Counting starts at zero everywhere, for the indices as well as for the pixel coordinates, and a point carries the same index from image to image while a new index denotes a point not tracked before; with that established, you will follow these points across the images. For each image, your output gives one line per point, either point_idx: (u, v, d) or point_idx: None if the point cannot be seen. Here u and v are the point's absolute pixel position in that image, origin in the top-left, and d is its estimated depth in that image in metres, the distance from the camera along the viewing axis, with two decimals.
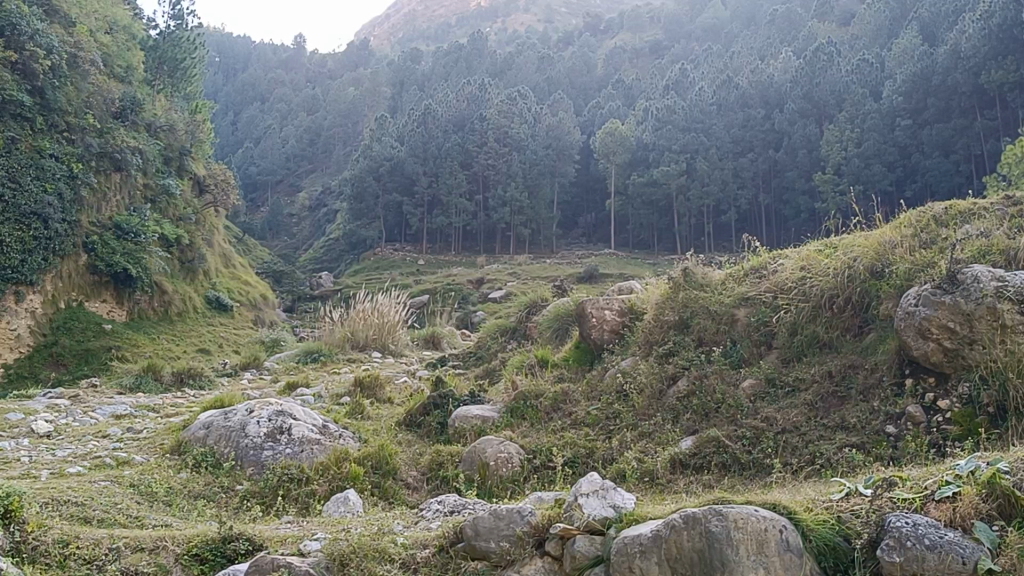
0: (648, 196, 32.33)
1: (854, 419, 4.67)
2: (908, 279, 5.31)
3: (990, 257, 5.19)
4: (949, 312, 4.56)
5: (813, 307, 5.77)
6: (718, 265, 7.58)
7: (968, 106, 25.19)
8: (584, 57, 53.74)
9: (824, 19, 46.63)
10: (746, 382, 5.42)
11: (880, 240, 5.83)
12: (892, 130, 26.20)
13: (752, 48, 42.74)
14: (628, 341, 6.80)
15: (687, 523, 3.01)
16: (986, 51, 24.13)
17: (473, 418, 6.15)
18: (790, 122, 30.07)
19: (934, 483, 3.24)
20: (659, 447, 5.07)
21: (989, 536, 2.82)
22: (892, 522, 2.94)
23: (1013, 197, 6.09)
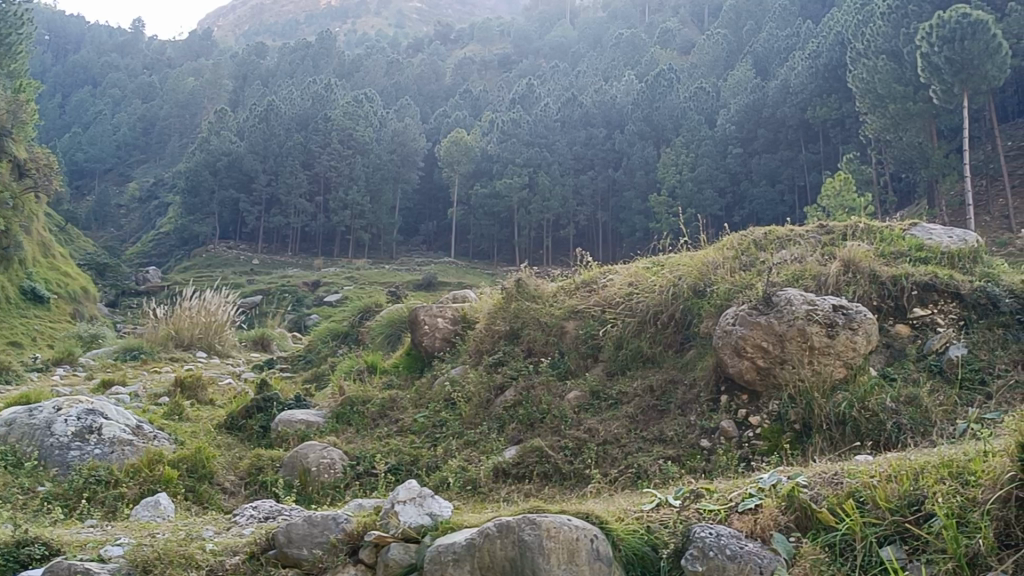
0: (489, 207, 32.46)
1: (671, 432, 4.81)
2: (726, 299, 5.53)
3: (802, 282, 5.46)
4: (763, 332, 4.76)
5: (638, 322, 5.92)
6: (550, 277, 7.70)
7: (794, 139, 26.48)
8: (433, 65, 53.74)
9: (666, 45, 48.28)
10: (571, 395, 5.52)
11: (704, 260, 6.04)
12: (724, 157, 27.25)
13: (597, 69, 43.80)
14: (458, 350, 6.82)
15: (500, 532, 3.02)
16: (812, 88, 25.48)
17: (297, 422, 6.04)
18: (630, 143, 30.98)
19: (737, 496, 3.37)
20: (483, 456, 5.08)
21: (785, 547, 2.97)
22: (698, 533, 3.02)
23: (826, 227, 6.42)
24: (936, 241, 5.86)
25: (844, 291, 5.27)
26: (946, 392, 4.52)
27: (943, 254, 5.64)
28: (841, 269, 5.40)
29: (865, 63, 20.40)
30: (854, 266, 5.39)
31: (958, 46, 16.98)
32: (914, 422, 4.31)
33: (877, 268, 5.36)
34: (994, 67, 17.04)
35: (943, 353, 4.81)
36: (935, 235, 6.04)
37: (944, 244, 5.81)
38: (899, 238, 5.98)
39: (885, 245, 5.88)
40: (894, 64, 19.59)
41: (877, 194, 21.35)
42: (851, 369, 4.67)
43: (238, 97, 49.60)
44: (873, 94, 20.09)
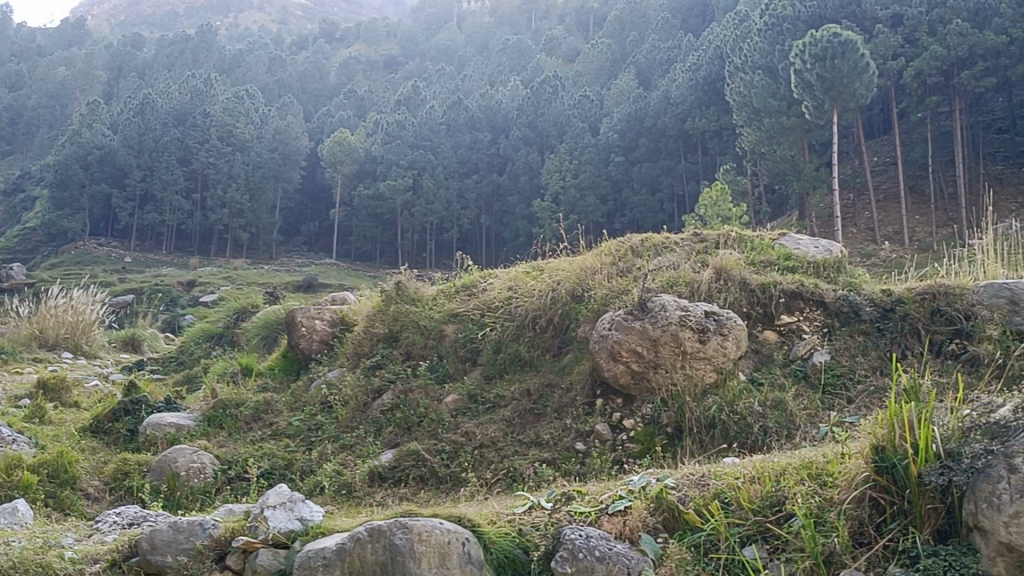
0: (372, 209, 32.20)
1: (546, 435, 4.86)
2: (603, 304, 5.61)
3: (676, 288, 5.59)
4: (637, 337, 4.85)
5: (517, 326, 5.96)
6: (431, 280, 7.68)
7: (674, 149, 27.05)
8: (317, 63, 52.96)
9: (552, 52, 48.75)
10: (448, 398, 5.52)
11: (582, 265, 6.12)
12: (606, 165, 27.70)
13: (483, 73, 43.91)
14: (336, 352, 6.76)
15: (371, 536, 2.99)
16: (692, 100, 26.14)
17: (166, 426, 5.86)
18: (514, 148, 31.20)
19: (607, 498, 3.43)
20: (359, 460, 5.02)
21: (652, 548, 3.02)
22: (567, 535, 3.05)
23: (700, 235, 6.58)
24: (803, 250, 6.07)
25: (715, 298, 5.41)
26: (810, 396, 4.69)
27: (809, 263, 5.85)
28: (713, 276, 5.54)
29: (743, 78, 21.05)
30: (726, 273, 5.54)
31: (829, 65, 17.66)
32: (779, 425, 4.46)
33: (747, 275, 5.51)
34: (863, 86, 17.74)
35: (807, 359, 4.99)
36: (802, 245, 6.26)
37: (811, 254, 6.02)
38: (768, 247, 6.18)
39: (755, 253, 6.07)
40: (769, 80, 20.33)
41: (751, 204, 22.01)
42: (721, 373, 4.79)
43: (112, 89, 47.90)
44: (749, 108, 20.74)
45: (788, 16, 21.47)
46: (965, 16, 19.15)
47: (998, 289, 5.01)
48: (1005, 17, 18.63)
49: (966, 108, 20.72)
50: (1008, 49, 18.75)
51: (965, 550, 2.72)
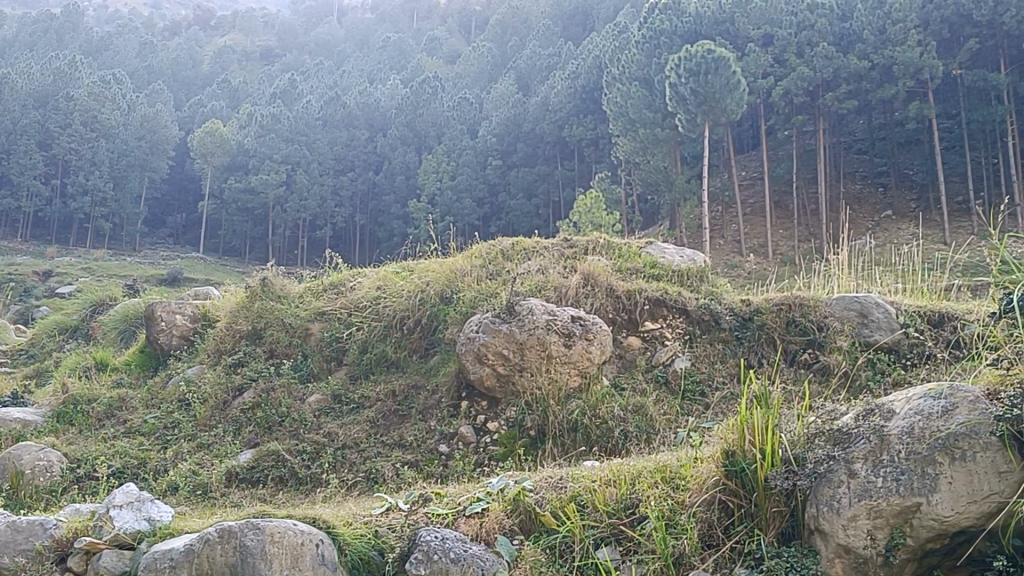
0: (243, 202, 31.46)
1: (410, 437, 4.83)
2: (471, 307, 5.62)
3: (544, 292, 5.64)
4: (504, 340, 4.87)
5: (384, 326, 5.92)
6: (298, 278, 7.56)
7: (551, 155, 27.30)
8: (190, 52, 51.48)
9: (432, 53, 48.64)
10: (312, 398, 5.43)
11: (451, 267, 6.11)
12: (484, 169, 27.84)
13: (362, 70, 43.48)
14: (196, 348, 6.58)
15: (221, 537, 2.91)
16: (570, 107, 26.62)
17: (11, 422, 5.59)
18: (392, 148, 31.05)
19: (465, 499, 3.44)
20: (217, 459, 4.89)
21: (507, 550, 3.04)
22: (422, 536, 3.04)
23: (569, 241, 6.66)
24: (669, 259, 6.22)
25: (582, 303, 5.49)
26: (669, 402, 4.80)
27: (674, 272, 6.00)
28: (581, 282, 5.62)
29: (620, 88, 21.45)
30: (593, 279, 5.62)
31: (702, 79, 18.13)
32: (638, 430, 4.55)
33: (613, 282, 5.61)
34: (733, 102, 18.34)
35: (668, 365, 5.11)
36: (668, 254, 6.40)
37: (675, 262, 6.16)
38: (635, 255, 6.30)
39: (622, 260, 6.18)
40: (644, 92, 20.77)
41: (624, 213, 22.44)
42: (585, 377, 4.85)
43: None
44: (625, 118, 21.15)
45: (664, 30, 21.96)
46: (830, 40, 20.04)
47: (850, 302, 5.17)
48: (868, 43, 19.54)
49: (829, 128, 21.60)
50: (869, 73, 19.64)
51: (806, 552, 2.82)
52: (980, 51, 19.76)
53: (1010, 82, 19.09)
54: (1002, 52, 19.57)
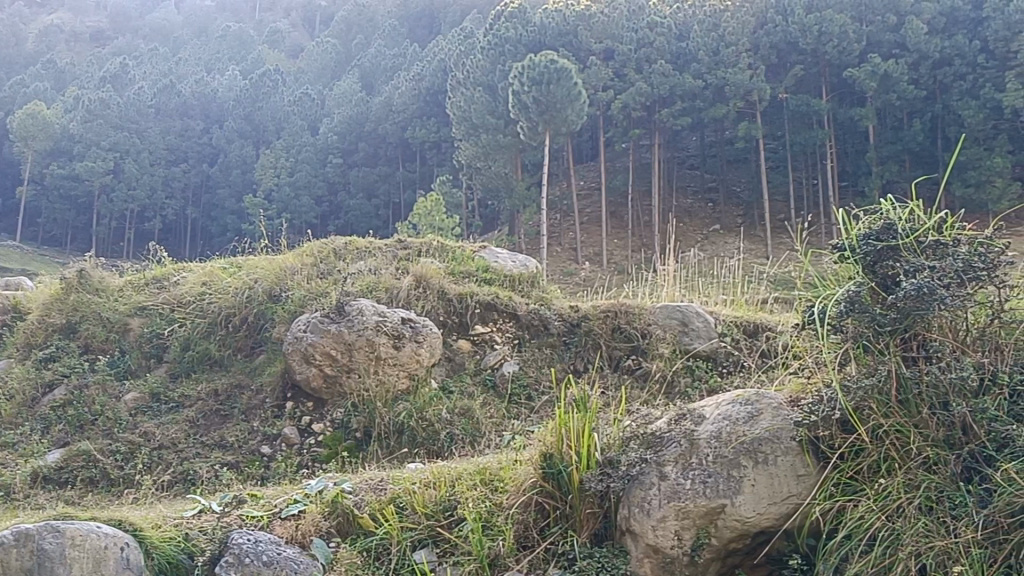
0: (66, 190, 29.84)
1: (231, 438, 4.70)
2: (300, 306, 5.52)
3: (375, 293, 5.59)
4: (332, 341, 4.81)
5: (208, 324, 5.75)
6: (119, 270, 7.25)
7: (393, 156, 27.19)
8: (11, 28, 48.47)
9: (274, 45, 47.61)
10: (128, 396, 5.21)
11: (282, 265, 5.99)
12: (323, 166, 27.43)
13: (199, 58, 42.09)
14: (5, 341, 6.26)
15: (16, 541, 2.76)
16: (414, 109, 26.59)
17: None
18: (228, 140, 30.22)
19: (282, 502, 3.38)
20: (21, 460, 4.61)
21: (323, 553, 3.01)
22: (234, 539, 2.96)
23: (404, 242, 6.63)
24: (502, 263, 6.30)
25: (413, 305, 5.49)
26: (496, 405, 4.85)
27: (505, 276, 6.07)
28: (413, 283, 5.61)
29: (463, 93, 21.56)
30: (425, 281, 5.63)
31: (544, 89, 18.38)
32: (464, 432, 4.56)
33: (445, 285, 5.63)
34: (573, 112, 18.70)
35: (497, 369, 5.16)
36: (501, 259, 6.47)
37: (508, 267, 6.25)
38: (468, 259, 6.33)
39: (455, 263, 6.20)
40: (488, 97, 20.97)
41: (464, 217, 22.53)
42: (413, 380, 4.85)
43: None
44: (467, 123, 21.26)
45: (509, 38, 22.20)
46: (668, 57, 20.72)
47: (672, 310, 5.34)
48: (702, 63, 20.35)
49: (664, 143, 22.34)
50: (702, 92, 20.42)
51: (617, 552, 2.89)
52: (805, 77, 20.86)
53: (831, 108, 20.25)
54: (823, 79, 20.73)
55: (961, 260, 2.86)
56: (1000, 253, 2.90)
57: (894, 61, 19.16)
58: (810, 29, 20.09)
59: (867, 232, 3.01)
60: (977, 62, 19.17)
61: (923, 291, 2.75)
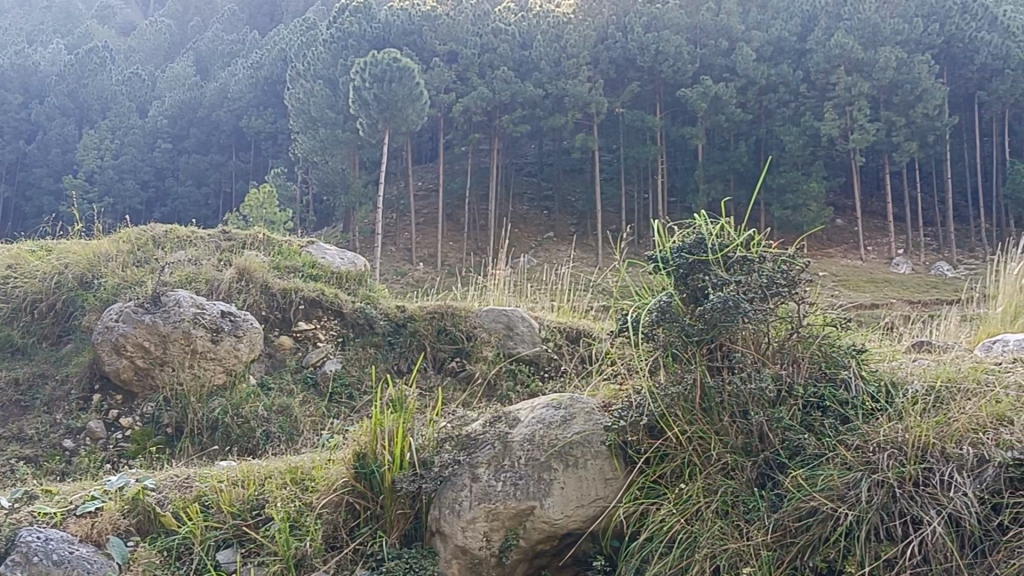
0: None
1: (31, 431, 4.44)
2: (113, 295, 5.30)
3: (194, 284, 5.44)
4: (146, 332, 4.64)
5: (11, 310, 5.42)
6: None
7: (226, 145, 26.50)
8: None
9: (104, 22, 45.56)
10: None
11: (96, 251, 5.74)
12: (151, 150, 26.41)
13: (19, 28, 39.75)
14: None
15: None
16: (250, 98, 26.12)
17: None
18: (49, 116, 28.67)
19: (78, 499, 3.22)
20: None
21: (119, 552, 2.88)
22: (22, 536, 2.79)
23: (229, 233, 6.46)
24: (329, 260, 6.20)
25: (234, 298, 5.36)
26: (316, 404, 4.76)
27: (332, 273, 5.99)
28: (235, 276, 5.48)
29: (303, 86, 21.22)
30: (248, 275, 5.50)
31: (386, 86, 18.20)
32: (282, 430, 4.46)
33: (269, 279, 5.52)
34: (414, 112, 18.77)
35: (319, 367, 5.07)
36: (328, 256, 6.38)
37: (335, 264, 6.16)
38: (295, 253, 6.22)
39: (280, 258, 6.08)
40: (328, 91, 20.77)
41: (297, 211, 22.13)
42: (230, 375, 4.72)
43: None
44: (306, 116, 20.99)
45: (352, 33, 21.91)
46: (510, 65, 20.95)
47: (498, 314, 5.38)
48: (543, 73, 20.72)
49: (503, 150, 22.59)
50: (542, 101, 20.76)
51: (426, 553, 2.89)
52: (640, 93, 21.51)
53: (663, 124, 21.00)
54: (657, 97, 21.45)
55: (765, 276, 3.01)
56: (802, 271, 3.06)
57: (724, 84, 20.00)
58: (647, 47, 20.55)
59: (680, 245, 3.11)
60: (800, 91, 20.40)
61: (728, 304, 2.88)
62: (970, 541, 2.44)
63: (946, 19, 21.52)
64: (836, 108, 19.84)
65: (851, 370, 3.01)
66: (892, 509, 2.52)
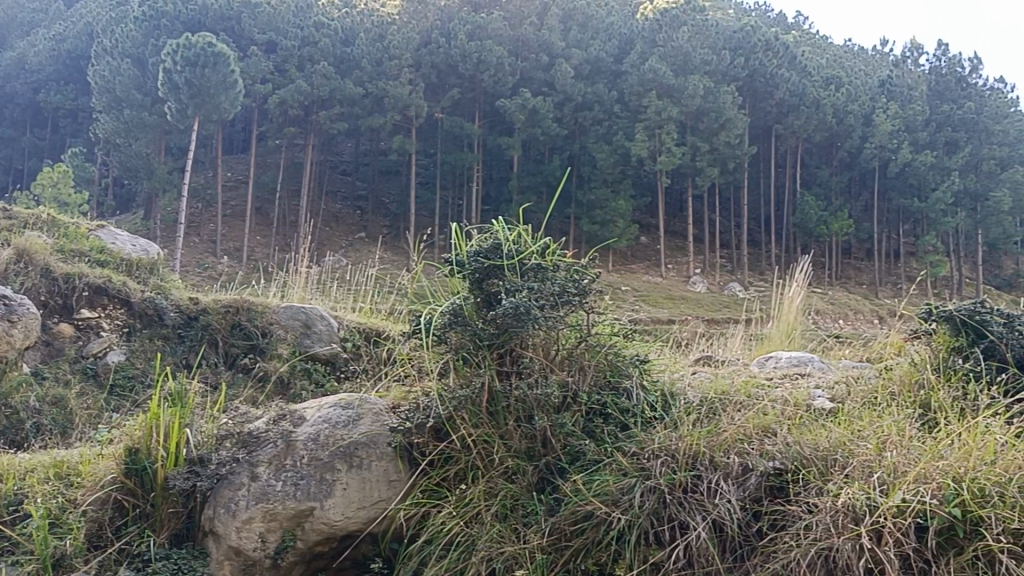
0: None
1: None
2: None
3: None
4: None
5: None
6: None
7: (20, 118, 24.96)
8: None
9: None
10: None
11: None
12: None
13: None
14: None
15: None
16: (50, 72, 24.35)
17: None
18: None
19: None
20: None
21: None
22: None
23: (10, 211, 6.11)
24: (119, 247, 5.94)
25: (10, 281, 5.04)
26: (95, 396, 4.50)
27: (122, 260, 5.72)
28: (13, 257, 5.16)
29: (108, 63, 19.90)
30: (28, 257, 5.19)
31: (199, 71, 17.54)
32: (54, 423, 4.18)
33: (51, 263, 5.20)
34: (227, 101, 18.19)
35: (100, 358, 4.82)
36: (119, 242, 6.12)
37: (126, 251, 5.91)
38: (83, 237, 5.92)
39: (67, 240, 5.75)
40: (135, 71, 19.55)
41: (94, 194, 21.05)
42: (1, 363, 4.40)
43: None
44: (111, 94, 19.90)
45: (165, 13, 20.99)
46: (331, 61, 20.36)
47: (296, 311, 5.27)
48: (364, 72, 20.46)
49: (318, 146, 22.22)
50: (362, 100, 20.53)
51: (196, 554, 2.78)
52: (460, 100, 21.61)
53: (481, 133, 21.21)
54: (477, 106, 21.65)
55: (557, 284, 3.04)
56: (592, 281, 3.12)
57: (542, 98, 20.37)
58: (469, 55, 20.55)
59: (477, 249, 3.10)
60: (613, 110, 21.06)
61: (520, 311, 2.89)
62: (730, 545, 2.56)
63: (751, 54, 22.46)
64: (647, 129, 20.59)
65: (633, 380, 3.12)
66: (662, 514, 2.60)
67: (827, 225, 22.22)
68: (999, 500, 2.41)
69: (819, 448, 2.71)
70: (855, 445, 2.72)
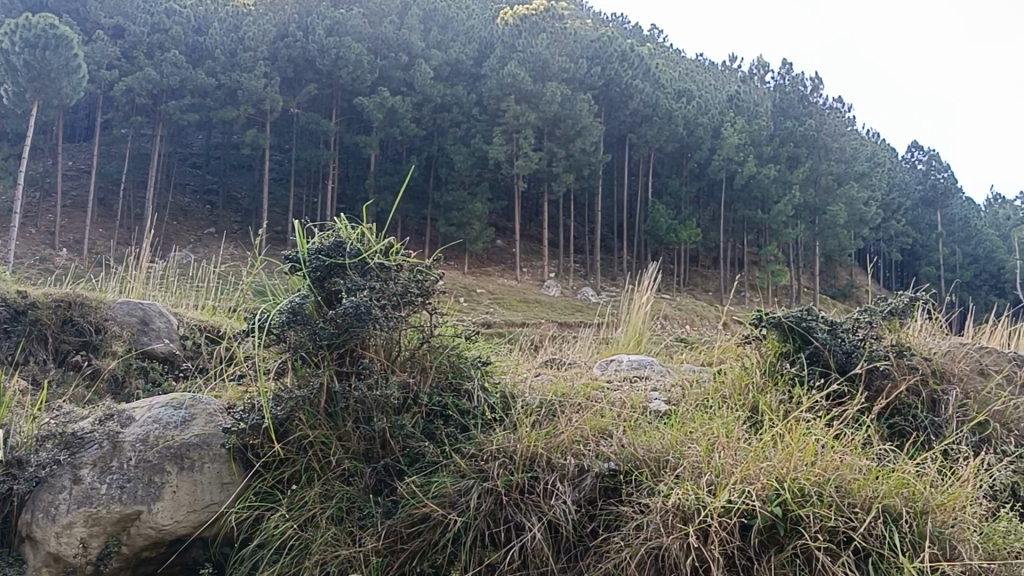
0: None
1: None
2: None
3: None
4: None
5: None
6: None
7: None
8: None
9: None
10: None
11: None
12: None
13: None
14: None
15: None
16: None
17: None
18: None
19: None
20: None
21: None
22: None
23: None
24: None
25: None
26: None
27: None
28: None
29: None
30: None
31: (38, 54, 16.65)
32: None
33: None
34: (68, 86, 17.49)
35: None
36: None
37: None
38: None
39: None
40: None
41: None
42: None
43: None
44: None
45: None
46: (181, 49, 19.90)
47: (133, 308, 5.13)
48: (217, 62, 20.01)
49: (167, 137, 21.52)
50: (214, 92, 19.97)
51: (12, 561, 2.63)
52: (317, 96, 21.18)
53: (337, 130, 20.96)
54: (334, 102, 21.36)
55: (401, 285, 3.01)
56: (434, 282, 3.11)
57: (400, 99, 20.25)
58: (327, 50, 20.22)
59: (317, 246, 3.02)
60: (471, 113, 21.19)
61: (359, 311, 2.81)
62: (564, 545, 2.59)
63: (607, 64, 22.70)
64: (504, 134, 20.77)
65: (473, 382, 3.14)
66: (497, 515, 2.61)
67: (676, 233, 22.93)
68: (817, 499, 2.51)
69: (651, 450, 2.78)
70: (684, 446, 2.80)
